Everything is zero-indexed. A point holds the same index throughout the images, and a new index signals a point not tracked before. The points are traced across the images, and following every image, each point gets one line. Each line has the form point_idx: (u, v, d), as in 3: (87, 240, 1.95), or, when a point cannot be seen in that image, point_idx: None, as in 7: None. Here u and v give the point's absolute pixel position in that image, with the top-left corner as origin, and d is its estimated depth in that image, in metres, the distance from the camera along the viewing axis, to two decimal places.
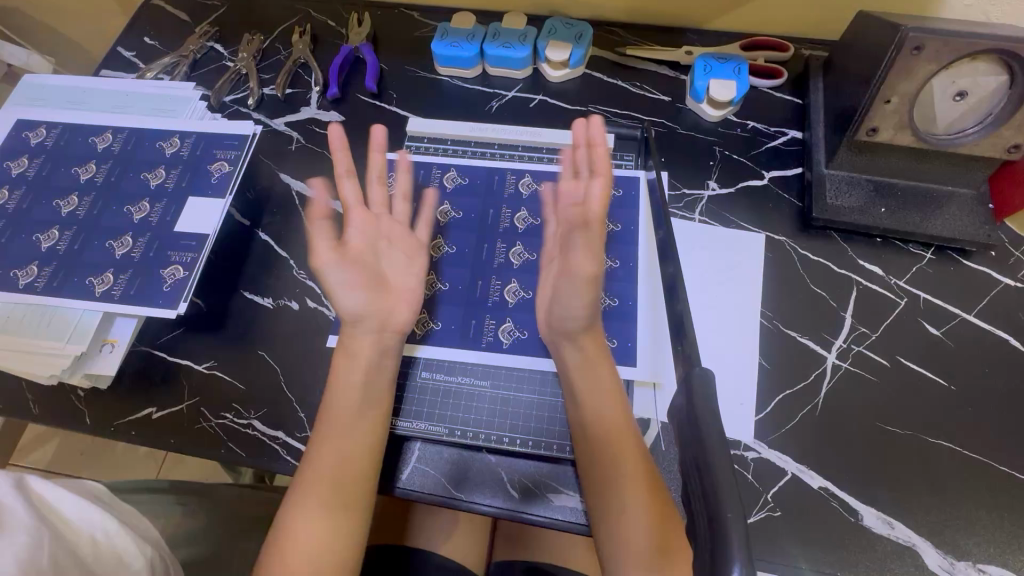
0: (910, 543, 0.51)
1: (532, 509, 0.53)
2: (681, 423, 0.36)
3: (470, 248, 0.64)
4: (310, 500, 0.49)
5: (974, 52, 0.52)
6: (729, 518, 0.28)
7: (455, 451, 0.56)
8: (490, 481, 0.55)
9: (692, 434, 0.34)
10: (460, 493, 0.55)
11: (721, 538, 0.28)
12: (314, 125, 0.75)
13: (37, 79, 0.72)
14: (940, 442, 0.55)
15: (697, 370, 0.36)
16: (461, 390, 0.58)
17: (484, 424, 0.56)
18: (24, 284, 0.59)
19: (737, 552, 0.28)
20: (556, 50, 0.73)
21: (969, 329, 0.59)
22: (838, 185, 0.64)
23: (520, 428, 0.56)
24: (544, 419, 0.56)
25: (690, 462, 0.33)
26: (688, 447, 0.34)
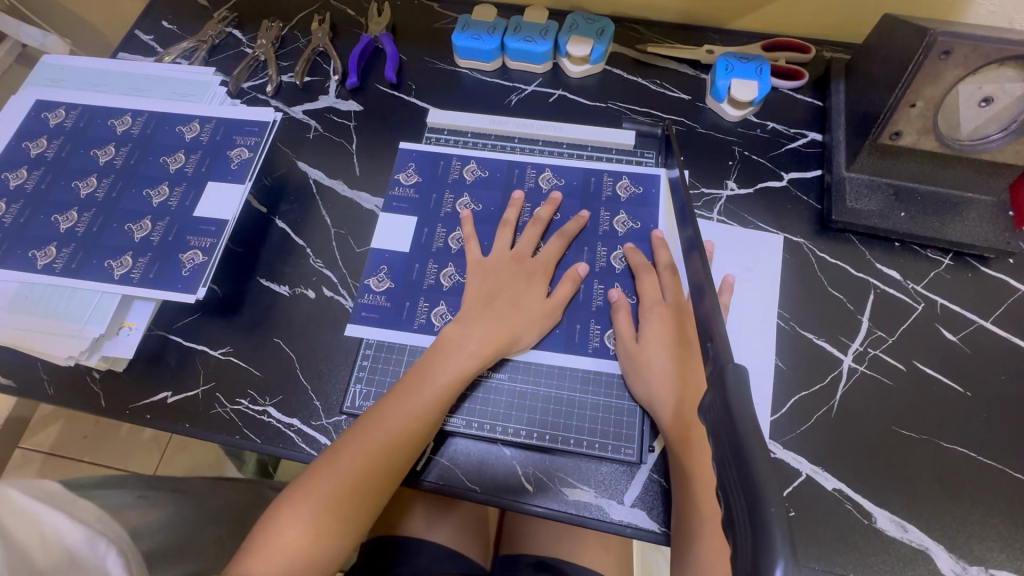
0: (922, 546, 0.51)
1: (547, 500, 0.54)
2: (712, 419, 0.34)
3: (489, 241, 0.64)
4: (295, 515, 0.49)
5: (1002, 58, 0.51)
6: (773, 511, 0.27)
7: (472, 443, 0.56)
8: (507, 471, 0.55)
9: (727, 427, 0.32)
10: (472, 482, 0.55)
11: (763, 531, 0.26)
12: (332, 114, 0.75)
13: (56, 60, 0.72)
14: (954, 447, 0.55)
15: (730, 364, 0.35)
16: (486, 385, 0.58)
17: (502, 415, 0.56)
18: (43, 264, 0.59)
19: (782, 545, 0.26)
20: (577, 46, 0.73)
21: (985, 335, 0.60)
22: (857, 189, 0.64)
23: (540, 420, 0.56)
24: (566, 411, 0.56)
25: (725, 454, 0.31)
26: (721, 440, 0.32)
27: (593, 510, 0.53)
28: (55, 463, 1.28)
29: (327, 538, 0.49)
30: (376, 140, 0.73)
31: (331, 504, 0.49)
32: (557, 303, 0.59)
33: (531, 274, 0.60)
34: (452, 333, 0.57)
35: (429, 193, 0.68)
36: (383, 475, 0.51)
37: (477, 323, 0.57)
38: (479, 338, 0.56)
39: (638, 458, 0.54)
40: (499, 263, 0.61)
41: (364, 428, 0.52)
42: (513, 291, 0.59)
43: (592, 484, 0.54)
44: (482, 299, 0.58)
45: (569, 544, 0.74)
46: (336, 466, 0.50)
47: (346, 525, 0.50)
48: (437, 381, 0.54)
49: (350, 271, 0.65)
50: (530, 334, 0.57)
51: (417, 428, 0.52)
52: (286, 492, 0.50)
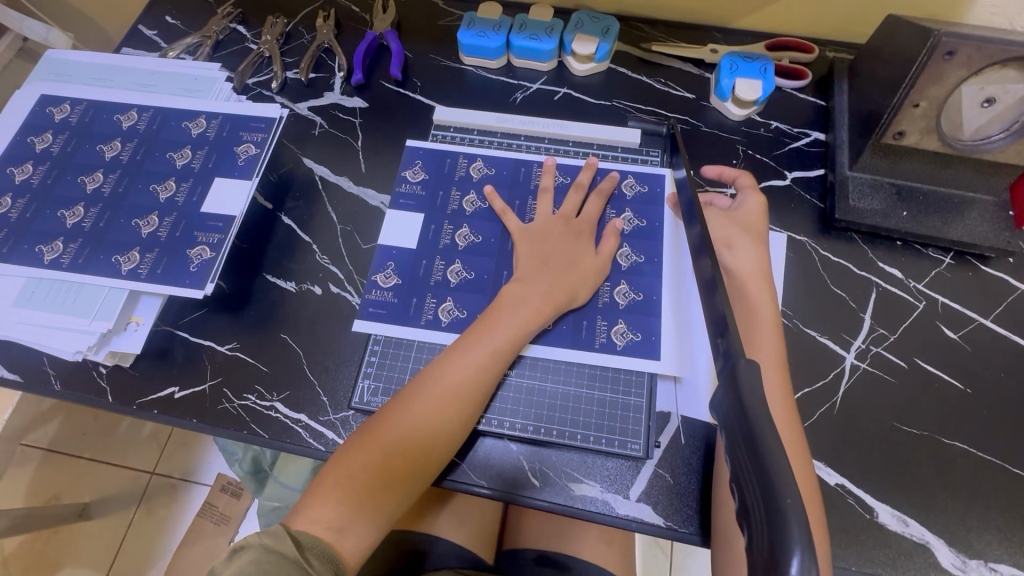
0: (924, 540, 0.52)
1: (549, 493, 0.54)
2: (725, 415, 0.35)
3: (495, 237, 0.65)
4: (332, 493, 0.49)
5: (1005, 59, 0.52)
6: (789, 502, 0.27)
7: (484, 441, 0.56)
8: (510, 465, 0.56)
9: (741, 422, 0.32)
10: (477, 476, 0.55)
11: (780, 521, 0.27)
12: (337, 111, 0.75)
13: (60, 55, 0.72)
14: (955, 443, 0.56)
15: (741, 360, 0.35)
16: (522, 386, 0.58)
17: (522, 400, 0.57)
18: (50, 260, 0.59)
19: (798, 534, 0.26)
20: (583, 44, 0.73)
21: (985, 333, 0.60)
22: (860, 188, 0.65)
23: (546, 417, 0.56)
24: (572, 407, 0.57)
25: (739, 447, 0.32)
26: (735, 433, 0.33)
27: (599, 505, 0.54)
28: (55, 460, 1.28)
29: (362, 516, 0.49)
30: (381, 136, 0.73)
31: (365, 480, 0.49)
32: (606, 259, 0.61)
33: (578, 233, 0.62)
34: (495, 309, 0.56)
35: (436, 190, 0.68)
36: (420, 453, 0.51)
37: (537, 279, 0.58)
38: (525, 313, 0.56)
39: (644, 453, 0.55)
40: (546, 225, 0.62)
41: (403, 404, 0.52)
42: (567, 252, 0.60)
43: (598, 479, 0.55)
44: (536, 263, 0.59)
45: (571, 539, 0.75)
46: (373, 440, 0.51)
47: (375, 504, 0.49)
48: (483, 351, 0.54)
49: (357, 268, 0.65)
50: (585, 289, 0.59)
51: (462, 401, 0.52)
52: (323, 466, 0.50)
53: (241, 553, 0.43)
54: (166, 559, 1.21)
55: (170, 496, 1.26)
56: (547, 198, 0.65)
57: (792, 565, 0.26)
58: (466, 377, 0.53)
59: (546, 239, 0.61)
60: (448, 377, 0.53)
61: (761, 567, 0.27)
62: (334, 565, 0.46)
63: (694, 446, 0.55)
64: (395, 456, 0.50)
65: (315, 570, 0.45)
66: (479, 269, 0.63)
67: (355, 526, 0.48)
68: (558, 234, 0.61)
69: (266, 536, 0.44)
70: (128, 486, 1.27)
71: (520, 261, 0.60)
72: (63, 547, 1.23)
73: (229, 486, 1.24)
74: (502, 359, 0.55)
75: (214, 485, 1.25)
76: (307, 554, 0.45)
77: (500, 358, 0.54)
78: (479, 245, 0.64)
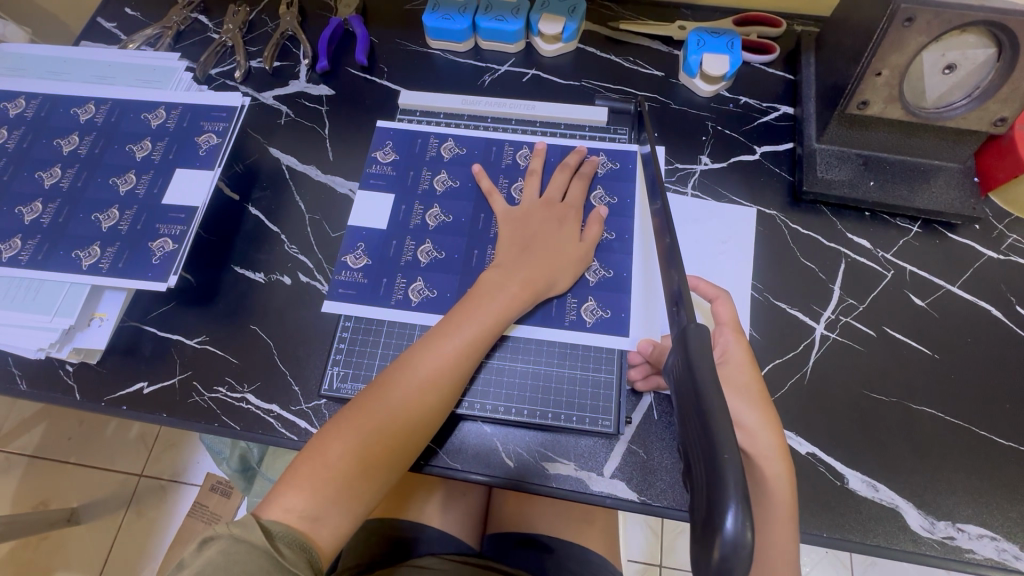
0: (893, 504, 0.53)
1: (519, 472, 0.54)
2: (680, 379, 0.36)
3: (464, 216, 0.64)
4: (305, 480, 0.48)
5: (964, 24, 0.52)
6: (727, 459, 0.28)
7: (459, 427, 0.56)
8: (483, 444, 0.56)
9: (692, 389, 0.33)
10: (449, 461, 0.55)
11: (718, 477, 0.28)
12: (303, 99, 0.74)
13: (14, 49, 0.70)
14: (924, 409, 0.56)
15: (692, 327, 0.35)
16: (498, 366, 0.57)
17: (496, 379, 0.57)
18: (9, 258, 0.58)
19: (734, 489, 0.27)
20: (549, 23, 0.72)
21: (953, 299, 0.61)
22: (828, 160, 0.65)
23: (521, 401, 0.56)
24: (547, 386, 0.57)
25: (690, 410, 0.33)
26: (687, 399, 0.34)
27: (573, 483, 0.54)
28: (40, 466, 1.27)
29: (338, 504, 0.48)
30: (348, 124, 0.72)
31: (340, 469, 0.49)
32: (589, 245, 0.60)
33: (563, 218, 0.61)
34: (472, 297, 0.55)
35: (407, 171, 0.67)
36: (396, 440, 0.50)
37: (515, 265, 0.57)
38: (503, 299, 0.55)
39: (615, 430, 0.55)
40: (531, 209, 0.61)
41: (377, 392, 0.51)
42: (549, 235, 0.59)
43: (572, 458, 0.55)
44: (515, 246, 0.59)
45: (554, 519, 0.76)
46: (348, 428, 0.50)
47: (352, 491, 0.49)
48: (460, 338, 0.53)
49: (326, 257, 0.64)
50: (565, 277, 0.58)
51: (440, 387, 0.52)
52: (296, 456, 0.50)
53: (211, 543, 0.43)
54: (156, 559, 1.20)
55: (159, 497, 1.25)
56: (535, 178, 0.64)
57: (727, 521, 0.27)
58: (444, 362, 0.52)
59: (523, 224, 0.60)
60: (425, 366, 0.52)
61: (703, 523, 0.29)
62: (308, 554, 0.46)
63: (667, 421, 0.56)
64: (372, 441, 0.50)
65: (287, 559, 0.44)
66: (450, 249, 0.63)
67: (331, 514, 0.48)
68: (534, 218, 0.61)
69: (235, 526, 0.43)
70: (116, 489, 1.26)
71: (499, 243, 0.60)
72: (52, 552, 1.22)
73: (219, 485, 1.24)
74: (481, 343, 0.54)
75: (203, 484, 1.25)
76: (277, 544, 0.44)
77: (477, 346, 0.54)
78: (449, 225, 0.64)
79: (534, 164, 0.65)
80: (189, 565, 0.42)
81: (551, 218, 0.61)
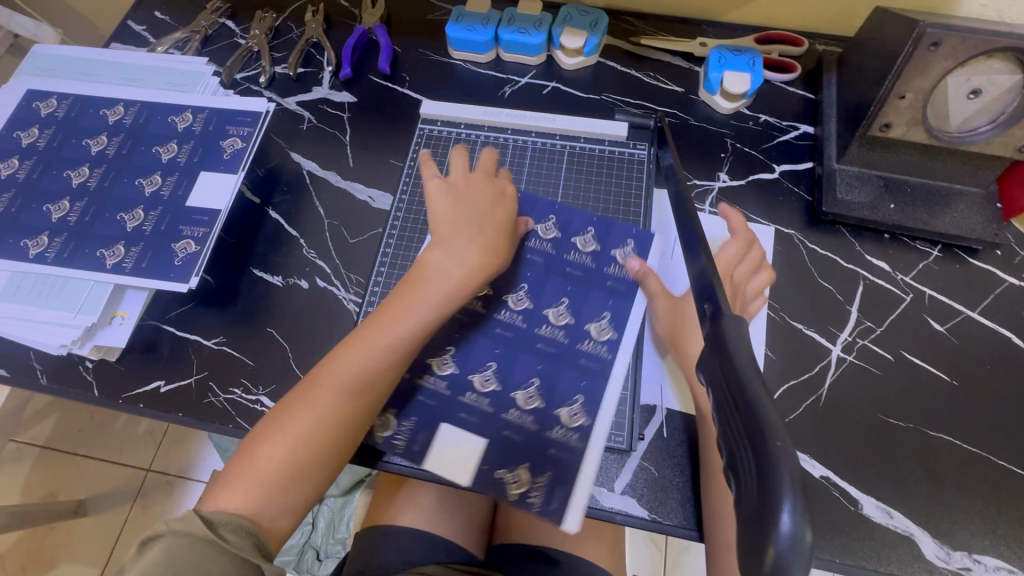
0: (908, 532, 0.52)
1: (571, 467, 0.54)
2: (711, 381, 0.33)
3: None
4: (243, 477, 0.45)
5: (991, 49, 0.52)
6: (779, 445, 0.26)
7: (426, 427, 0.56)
8: (523, 441, 0.55)
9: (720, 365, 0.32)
10: (418, 460, 0.55)
11: (770, 468, 0.26)
12: (325, 105, 0.75)
13: (47, 49, 0.72)
14: (942, 436, 0.55)
15: (728, 318, 0.34)
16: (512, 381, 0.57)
17: (502, 373, 0.57)
18: (35, 254, 0.59)
19: (789, 482, 0.25)
20: (572, 38, 0.73)
21: (973, 325, 0.60)
22: (848, 181, 0.65)
23: (557, 392, 0.56)
24: (589, 385, 0.56)
25: (720, 393, 0.31)
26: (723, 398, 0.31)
27: (584, 497, 0.54)
28: (51, 456, 1.29)
29: (279, 497, 0.45)
30: (369, 131, 0.73)
31: (278, 463, 0.46)
32: (518, 230, 0.58)
33: (502, 199, 0.58)
34: (413, 281, 0.52)
35: (420, 189, 0.68)
36: (338, 428, 0.48)
37: (457, 244, 0.53)
38: (444, 282, 0.52)
39: (628, 446, 0.55)
40: (466, 181, 0.58)
41: (314, 383, 0.48)
42: (494, 221, 0.56)
43: None
44: (454, 222, 0.54)
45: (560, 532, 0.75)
46: (284, 423, 0.47)
47: (296, 482, 0.46)
48: (397, 324, 0.50)
49: (344, 262, 0.65)
50: (508, 262, 0.56)
51: (380, 371, 0.49)
52: (234, 453, 0.47)
53: (162, 541, 0.41)
54: None
55: (166, 492, 1.26)
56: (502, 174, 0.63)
57: (782, 521, 0.25)
58: (382, 344, 0.49)
59: (456, 202, 0.56)
60: (363, 354, 0.49)
61: (750, 512, 0.26)
62: (253, 538, 0.44)
63: (680, 436, 0.56)
64: (315, 433, 0.47)
65: (232, 546, 0.42)
66: None
67: (267, 507, 0.45)
68: (483, 200, 0.57)
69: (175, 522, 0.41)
70: (124, 482, 1.27)
71: (436, 219, 0.55)
72: (59, 543, 1.23)
73: None
74: (425, 323, 0.51)
75: (209, 481, 1.26)
76: (221, 531, 0.42)
77: (421, 328, 0.51)
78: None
79: (509, 167, 0.65)
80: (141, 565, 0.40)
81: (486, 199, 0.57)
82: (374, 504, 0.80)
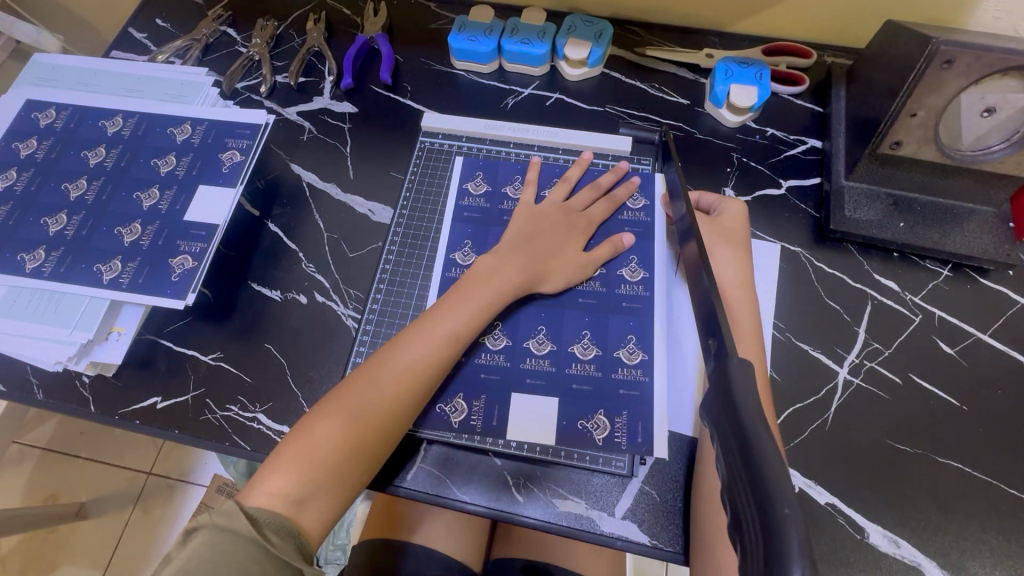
0: (916, 563, 0.51)
1: (646, 402, 0.56)
2: (716, 424, 0.33)
3: (492, 201, 0.67)
4: (290, 463, 0.46)
5: (1005, 68, 0.50)
6: (787, 514, 0.26)
7: (448, 449, 0.56)
8: (591, 390, 0.56)
9: (727, 411, 0.32)
10: (499, 432, 0.55)
11: (777, 538, 0.25)
12: (326, 116, 0.74)
13: (47, 59, 0.71)
14: (950, 463, 0.54)
15: (733, 359, 0.34)
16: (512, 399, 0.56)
17: (554, 334, 0.59)
18: (31, 268, 0.58)
19: (797, 552, 0.25)
20: (576, 49, 0.72)
21: (983, 348, 0.59)
22: (857, 198, 0.63)
23: (609, 338, 0.59)
24: (638, 324, 0.59)
25: (729, 450, 0.31)
26: (730, 451, 0.31)
27: (584, 522, 0.53)
28: (52, 459, 1.29)
29: (326, 488, 0.46)
30: (369, 142, 0.72)
31: (332, 450, 0.47)
32: (592, 259, 0.60)
33: (573, 226, 0.61)
34: (466, 281, 0.56)
35: (425, 195, 0.68)
36: (388, 420, 0.49)
37: (512, 256, 0.58)
38: (496, 286, 0.56)
39: (628, 471, 0.54)
40: (547, 210, 0.62)
41: (368, 371, 0.50)
42: (555, 238, 0.60)
43: (583, 495, 0.54)
44: (518, 238, 0.60)
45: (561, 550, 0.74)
46: (339, 407, 0.48)
47: (345, 471, 0.47)
48: (453, 320, 0.53)
49: (344, 276, 0.65)
50: (557, 278, 0.59)
51: (434, 366, 0.52)
52: (286, 437, 0.48)
53: (195, 535, 0.41)
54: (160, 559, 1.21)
55: (166, 497, 1.26)
56: (567, 187, 0.65)
57: None
58: (437, 338, 0.52)
59: (522, 224, 0.61)
60: (419, 347, 0.52)
61: None
62: (296, 539, 0.44)
63: (682, 460, 0.55)
64: (370, 422, 0.48)
65: (274, 547, 0.42)
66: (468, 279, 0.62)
67: (317, 496, 0.46)
68: (571, 229, 0.61)
69: (218, 515, 0.41)
70: (124, 487, 1.27)
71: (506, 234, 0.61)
72: (59, 546, 1.23)
73: (225, 487, 1.24)
74: (477, 323, 0.54)
75: (209, 486, 1.25)
76: (264, 531, 0.42)
77: (472, 326, 0.54)
78: (479, 210, 0.66)
79: (572, 173, 0.66)
80: (175, 557, 0.40)
81: (566, 224, 0.61)
82: (370, 519, 0.79)
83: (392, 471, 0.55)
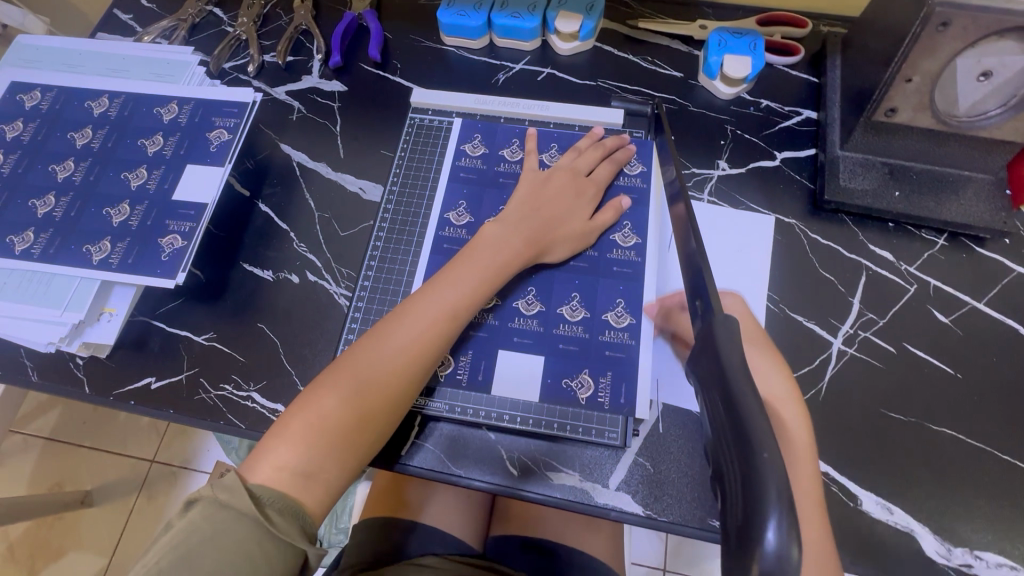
0: (909, 529, 0.51)
1: (630, 364, 0.56)
2: (704, 382, 0.33)
3: (488, 163, 0.67)
4: (296, 433, 0.46)
5: (1003, 29, 0.49)
6: (767, 459, 0.26)
7: (454, 428, 0.56)
8: (578, 350, 0.57)
9: (713, 367, 0.32)
10: (485, 389, 0.56)
11: (757, 482, 0.26)
12: (315, 94, 0.73)
13: (30, 40, 0.70)
14: (944, 430, 0.54)
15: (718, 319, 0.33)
16: (506, 369, 0.56)
17: (543, 295, 0.59)
18: (21, 250, 0.58)
19: (774, 496, 0.25)
20: (566, 21, 0.70)
21: (979, 318, 0.59)
22: (852, 168, 0.63)
23: (597, 301, 0.59)
24: (628, 288, 0.59)
25: (716, 413, 0.31)
26: (717, 408, 0.31)
27: (580, 496, 0.53)
28: (55, 448, 1.29)
29: (333, 458, 0.46)
30: (359, 120, 0.72)
31: (338, 420, 0.46)
32: (598, 227, 0.60)
33: (581, 192, 0.61)
34: (470, 251, 0.55)
35: (415, 171, 0.67)
36: (394, 389, 0.49)
37: (516, 223, 0.57)
38: (501, 256, 0.55)
39: (622, 442, 0.54)
40: (554, 174, 0.62)
41: (373, 341, 0.50)
42: (559, 205, 0.59)
43: (578, 469, 0.54)
44: (516, 204, 0.59)
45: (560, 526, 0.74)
46: (347, 376, 0.48)
47: (352, 441, 0.47)
48: (458, 291, 0.53)
49: (336, 256, 0.64)
50: (561, 249, 0.59)
51: (440, 336, 0.51)
52: (291, 406, 0.48)
53: (194, 506, 0.41)
54: None
55: (170, 482, 1.27)
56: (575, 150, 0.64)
57: (768, 537, 0.24)
58: (442, 308, 0.52)
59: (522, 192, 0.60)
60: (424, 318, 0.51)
61: (736, 533, 0.26)
62: (300, 512, 0.44)
63: (676, 433, 0.55)
64: (376, 391, 0.48)
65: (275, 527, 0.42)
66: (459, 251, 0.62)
67: (325, 467, 0.45)
68: (581, 194, 0.61)
69: (221, 490, 0.42)
70: (128, 473, 1.28)
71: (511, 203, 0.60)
72: (65, 533, 1.24)
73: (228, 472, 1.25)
74: (483, 293, 0.54)
75: (212, 471, 1.26)
76: (267, 509, 0.42)
77: (477, 296, 0.53)
78: (476, 171, 0.66)
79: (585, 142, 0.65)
80: (175, 524, 0.41)
81: (569, 188, 0.61)
82: (370, 500, 0.79)
83: (392, 447, 0.55)
